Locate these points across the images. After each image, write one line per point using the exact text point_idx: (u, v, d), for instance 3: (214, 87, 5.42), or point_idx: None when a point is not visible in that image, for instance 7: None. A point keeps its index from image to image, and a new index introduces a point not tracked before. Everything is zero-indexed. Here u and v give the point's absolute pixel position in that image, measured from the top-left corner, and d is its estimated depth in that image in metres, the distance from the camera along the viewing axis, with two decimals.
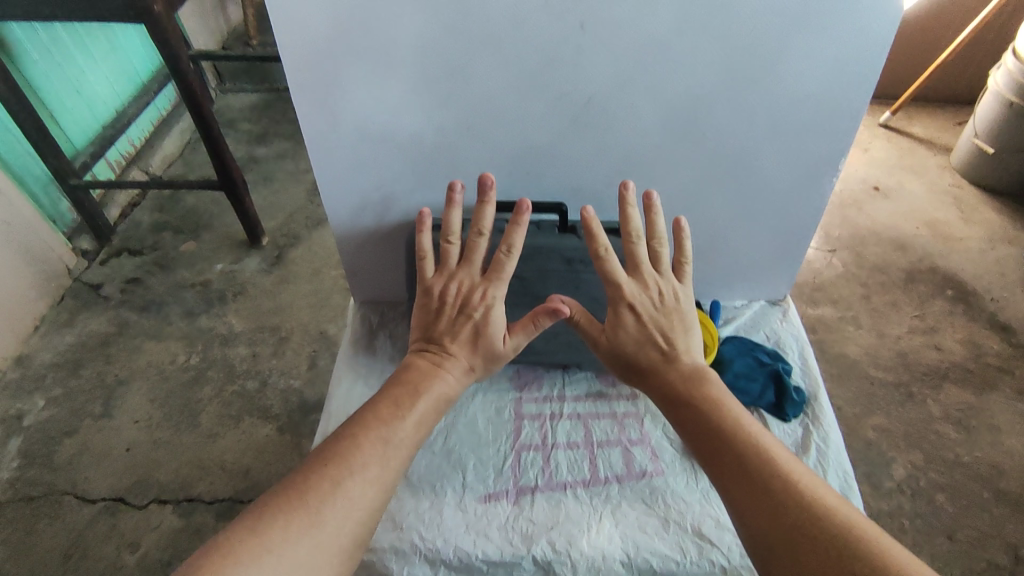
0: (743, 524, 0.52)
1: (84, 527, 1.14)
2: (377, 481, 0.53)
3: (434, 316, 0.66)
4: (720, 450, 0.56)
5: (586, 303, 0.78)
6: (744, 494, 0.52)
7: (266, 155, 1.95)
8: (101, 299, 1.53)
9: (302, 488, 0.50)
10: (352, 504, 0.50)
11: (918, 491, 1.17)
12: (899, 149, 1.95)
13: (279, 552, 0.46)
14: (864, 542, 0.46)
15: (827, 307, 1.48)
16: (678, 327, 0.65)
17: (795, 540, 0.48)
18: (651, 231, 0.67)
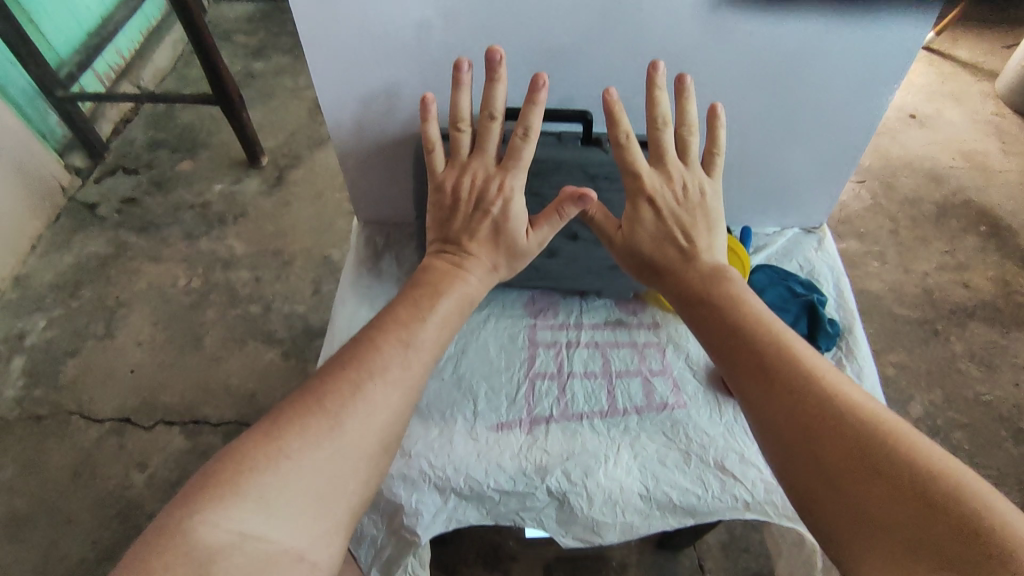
0: (757, 424, 0.46)
1: (92, 446, 1.13)
2: (402, 385, 0.48)
3: (448, 215, 0.60)
4: (737, 347, 0.50)
5: None
6: (761, 392, 0.46)
7: (264, 70, 1.83)
8: (99, 219, 1.48)
9: (320, 393, 0.45)
10: (377, 408, 0.46)
11: (935, 428, 1.15)
12: (941, 74, 1.81)
13: (299, 457, 0.42)
14: (895, 441, 0.40)
15: (852, 241, 1.41)
16: (701, 225, 0.59)
17: (813, 438, 0.42)
18: (681, 118, 0.60)
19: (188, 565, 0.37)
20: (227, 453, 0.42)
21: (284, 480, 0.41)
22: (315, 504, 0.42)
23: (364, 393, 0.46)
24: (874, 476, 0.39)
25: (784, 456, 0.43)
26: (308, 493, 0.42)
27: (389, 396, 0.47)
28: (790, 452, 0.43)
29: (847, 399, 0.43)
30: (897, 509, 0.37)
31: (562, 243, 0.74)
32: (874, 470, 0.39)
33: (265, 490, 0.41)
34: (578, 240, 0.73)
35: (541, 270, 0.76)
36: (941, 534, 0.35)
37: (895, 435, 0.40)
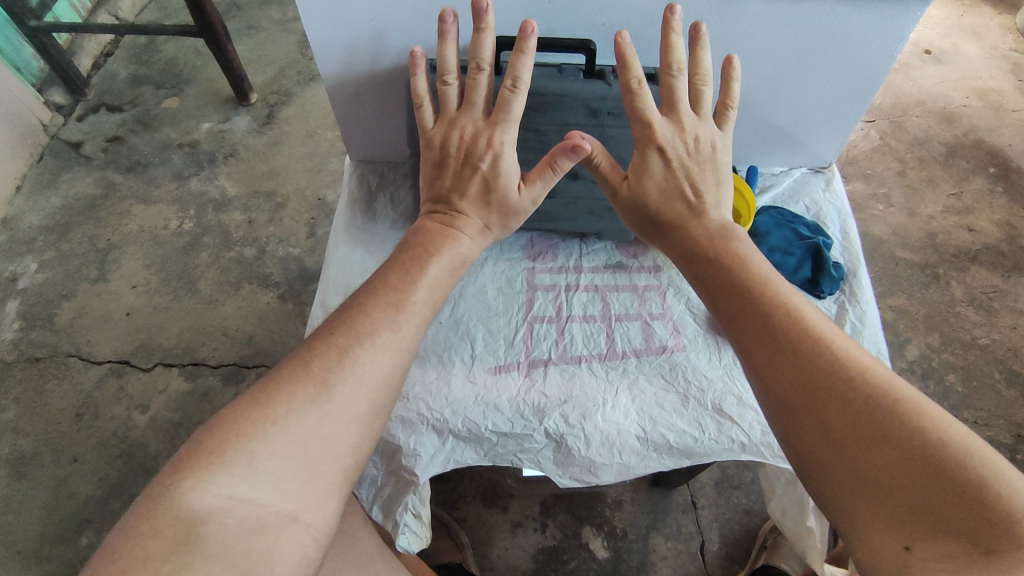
0: (761, 386, 0.46)
1: (93, 388, 1.14)
2: (392, 350, 0.48)
3: (438, 170, 0.60)
4: (743, 306, 0.49)
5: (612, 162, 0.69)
6: (768, 354, 0.46)
7: (249, 0, 1.74)
8: (84, 159, 1.43)
9: (309, 361, 0.45)
10: (366, 371, 0.46)
11: (930, 371, 1.16)
12: (960, 6, 1.73)
13: (287, 425, 0.42)
14: (905, 407, 0.40)
15: (858, 183, 1.38)
16: (709, 181, 0.59)
17: (822, 401, 0.42)
18: (694, 67, 0.58)
19: (178, 530, 0.38)
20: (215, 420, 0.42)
21: (273, 448, 0.42)
22: (305, 471, 0.42)
23: (353, 359, 0.46)
24: (883, 443, 0.39)
25: (789, 418, 0.44)
26: (298, 462, 0.42)
27: (378, 362, 0.47)
28: (796, 415, 0.43)
29: (857, 364, 0.43)
30: (900, 471, 0.38)
31: (563, 183, 0.71)
32: (882, 436, 0.39)
33: (255, 459, 0.41)
34: (579, 180, 0.71)
35: (540, 212, 0.74)
36: (943, 496, 0.37)
37: (903, 401, 0.40)
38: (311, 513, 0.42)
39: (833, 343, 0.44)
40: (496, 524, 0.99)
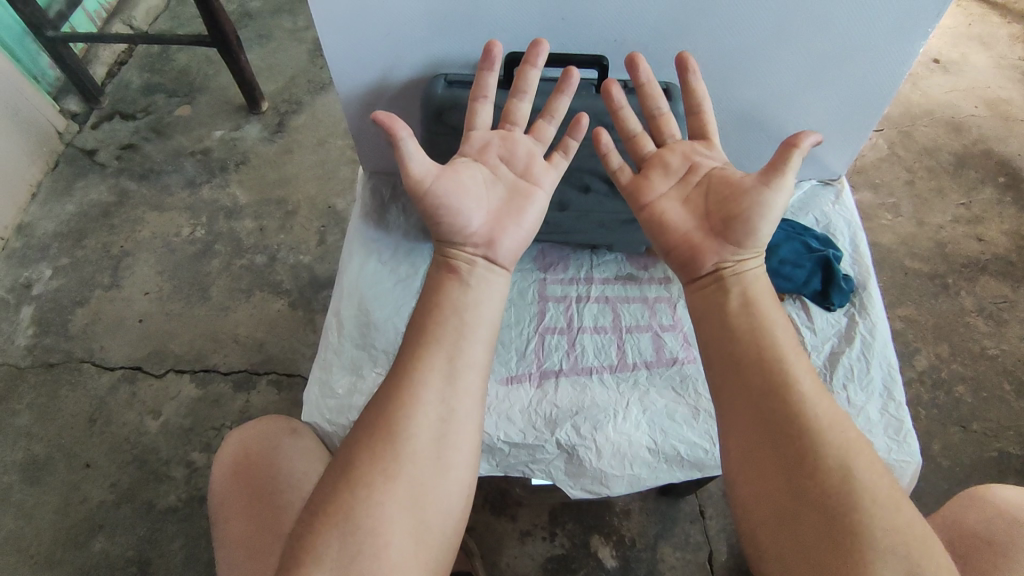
0: (732, 434, 0.49)
1: (106, 393, 1.15)
2: (438, 387, 0.50)
3: None
4: (738, 356, 0.51)
5: None
6: (750, 409, 0.48)
7: (261, 10, 1.76)
8: (98, 166, 1.45)
9: (370, 430, 0.48)
10: (426, 417, 0.48)
11: (939, 381, 1.15)
12: (969, 16, 1.73)
13: (379, 492, 0.45)
14: (859, 500, 0.43)
15: (866, 193, 1.38)
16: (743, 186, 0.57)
17: (789, 471, 0.45)
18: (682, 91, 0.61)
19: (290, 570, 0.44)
20: (308, 514, 0.46)
21: (375, 519, 0.44)
22: (414, 525, 0.45)
23: (407, 412, 0.48)
24: (828, 526, 0.43)
25: (750, 472, 0.47)
26: (407, 518, 0.45)
27: (430, 407, 0.49)
28: (758, 473, 0.47)
29: (824, 441, 0.46)
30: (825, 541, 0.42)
31: (574, 196, 0.72)
32: (832, 518, 0.43)
33: (364, 533, 0.44)
34: (591, 193, 0.71)
35: (552, 224, 0.75)
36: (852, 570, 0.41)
37: (861, 491, 0.43)
38: (430, 557, 0.46)
39: (814, 408, 0.47)
40: (504, 533, 0.99)
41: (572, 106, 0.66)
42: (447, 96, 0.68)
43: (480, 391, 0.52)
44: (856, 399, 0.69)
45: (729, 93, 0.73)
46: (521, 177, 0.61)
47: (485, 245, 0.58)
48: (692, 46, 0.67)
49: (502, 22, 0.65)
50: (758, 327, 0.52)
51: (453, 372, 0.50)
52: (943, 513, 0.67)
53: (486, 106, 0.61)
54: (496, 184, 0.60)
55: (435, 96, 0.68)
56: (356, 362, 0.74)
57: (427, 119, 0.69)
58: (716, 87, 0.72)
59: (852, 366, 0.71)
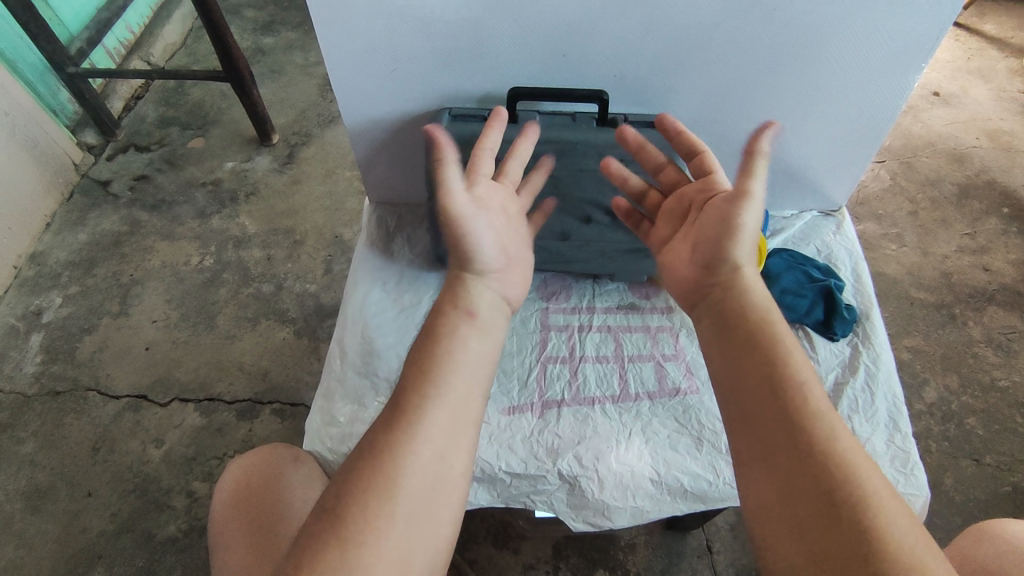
0: (751, 487, 0.46)
1: (110, 421, 1.15)
2: (433, 432, 0.47)
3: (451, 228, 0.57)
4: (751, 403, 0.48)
5: None
6: (766, 461, 0.45)
7: (274, 46, 1.81)
8: (111, 197, 1.48)
9: (360, 475, 0.45)
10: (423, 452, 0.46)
11: (949, 414, 1.14)
12: (966, 50, 1.76)
13: (370, 551, 0.42)
14: (889, 557, 0.39)
15: (870, 223, 1.39)
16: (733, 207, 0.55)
17: (812, 526, 0.42)
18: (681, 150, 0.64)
19: None
20: (296, 550, 0.43)
21: (368, 559, 0.42)
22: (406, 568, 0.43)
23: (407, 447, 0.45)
24: None
25: (772, 528, 0.43)
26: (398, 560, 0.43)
27: (432, 444, 0.46)
28: (780, 529, 0.43)
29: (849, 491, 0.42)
30: None
31: (576, 227, 0.73)
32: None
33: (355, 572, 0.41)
34: (592, 224, 0.73)
35: (554, 254, 0.76)
36: None
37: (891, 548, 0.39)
38: None
39: (835, 457, 0.44)
40: (507, 567, 0.97)
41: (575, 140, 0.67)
42: (452, 130, 0.69)
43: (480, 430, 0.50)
44: (861, 430, 0.68)
45: (728, 126, 0.74)
46: (517, 226, 0.62)
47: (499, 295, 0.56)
48: (689, 83, 0.69)
49: (503, 61, 0.67)
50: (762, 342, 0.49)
51: (456, 411, 0.48)
52: (952, 549, 0.66)
53: (489, 156, 0.61)
54: (503, 228, 0.60)
55: (441, 129, 0.69)
56: (359, 391, 0.74)
57: (432, 152, 0.70)
58: (714, 120, 0.73)
59: (857, 397, 0.70)
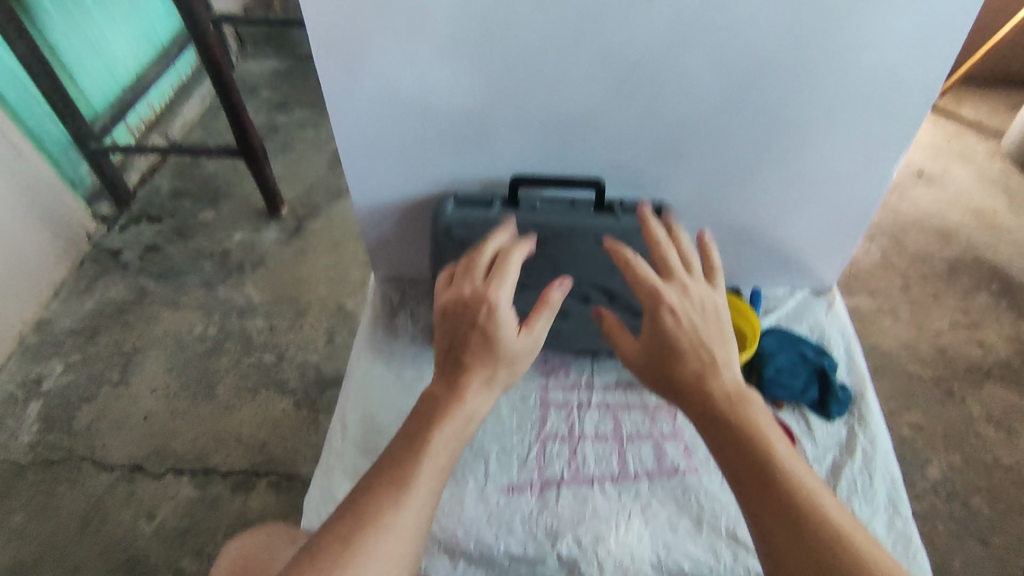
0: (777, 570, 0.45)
1: (102, 493, 1.13)
2: (417, 513, 0.49)
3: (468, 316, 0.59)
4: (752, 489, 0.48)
5: (621, 287, 0.74)
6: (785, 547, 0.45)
7: (287, 124, 1.91)
8: (121, 266, 1.52)
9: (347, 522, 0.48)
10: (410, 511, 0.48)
11: (953, 493, 1.12)
12: (946, 133, 1.85)
13: None
14: None
15: (863, 297, 1.42)
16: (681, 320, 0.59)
17: None
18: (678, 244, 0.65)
19: None
20: None
21: None
22: None
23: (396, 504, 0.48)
24: None
25: None
26: None
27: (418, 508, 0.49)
28: None
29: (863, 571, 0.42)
30: None
31: (575, 305, 0.76)
32: None
33: None
34: (590, 303, 0.76)
35: (554, 331, 0.78)
36: None
37: None
38: None
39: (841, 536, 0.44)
40: None
41: (574, 225, 0.70)
42: (457, 215, 0.73)
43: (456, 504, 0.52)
44: (860, 513, 0.68)
45: (719, 211, 0.78)
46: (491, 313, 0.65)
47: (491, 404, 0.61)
48: (682, 170, 0.73)
49: (507, 149, 0.72)
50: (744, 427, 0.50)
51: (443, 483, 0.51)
52: None
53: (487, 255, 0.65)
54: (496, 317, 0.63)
55: (446, 215, 0.73)
56: (359, 468, 0.74)
57: (437, 236, 0.73)
58: (707, 205, 0.77)
59: (855, 479, 0.70)
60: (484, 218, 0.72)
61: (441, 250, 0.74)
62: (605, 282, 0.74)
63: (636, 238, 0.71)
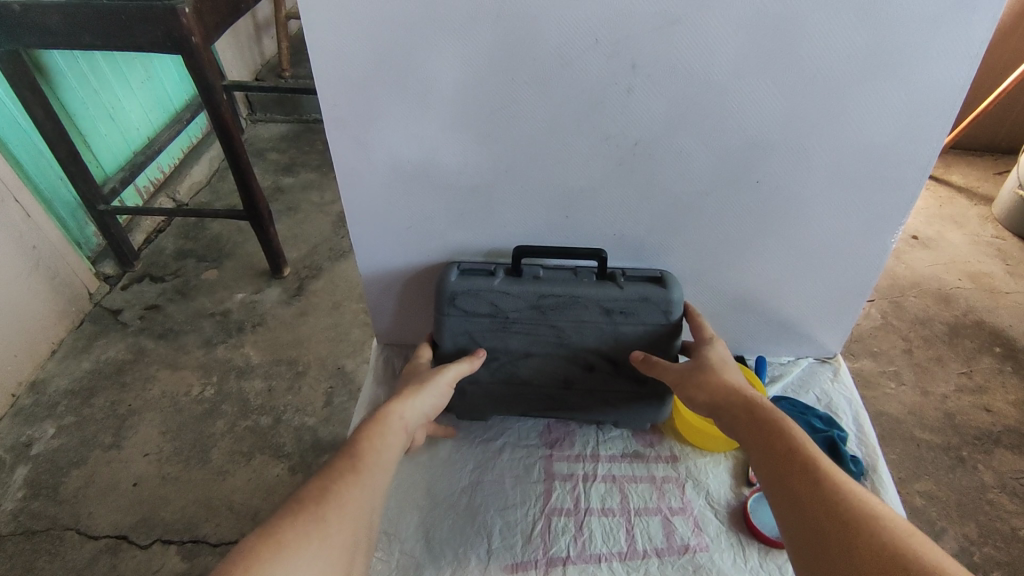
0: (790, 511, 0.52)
1: (84, 566, 1.08)
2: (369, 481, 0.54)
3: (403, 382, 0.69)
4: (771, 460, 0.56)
5: (624, 355, 0.73)
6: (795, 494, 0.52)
7: (293, 186, 1.95)
8: (120, 325, 1.51)
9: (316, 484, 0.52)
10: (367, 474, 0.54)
11: (973, 567, 1.07)
12: (937, 198, 1.89)
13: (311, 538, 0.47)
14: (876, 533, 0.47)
15: (866, 360, 1.41)
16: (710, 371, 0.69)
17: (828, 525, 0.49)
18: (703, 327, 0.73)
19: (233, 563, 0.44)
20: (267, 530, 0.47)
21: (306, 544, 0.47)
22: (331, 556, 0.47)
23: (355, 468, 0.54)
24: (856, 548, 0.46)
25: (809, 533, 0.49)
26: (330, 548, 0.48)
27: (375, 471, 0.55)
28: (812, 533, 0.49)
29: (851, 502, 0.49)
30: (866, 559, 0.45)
31: (579, 373, 0.76)
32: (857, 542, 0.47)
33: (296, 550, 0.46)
34: (594, 371, 0.75)
35: (558, 400, 0.78)
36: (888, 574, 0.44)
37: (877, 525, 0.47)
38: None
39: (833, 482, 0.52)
40: None
41: (577, 294, 0.70)
42: (461, 284, 0.72)
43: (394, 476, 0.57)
44: None
45: (722, 281, 0.79)
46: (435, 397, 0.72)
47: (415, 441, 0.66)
48: (683, 242, 0.74)
49: (511, 220, 0.73)
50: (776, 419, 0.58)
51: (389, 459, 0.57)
52: None
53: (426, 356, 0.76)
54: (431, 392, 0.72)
55: (451, 283, 0.71)
56: None
57: (442, 303, 0.72)
58: (709, 275, 0.78)
59: None
60: (488, 287, 0.71)
61: (445, 319, 0.73)
62: (609, 353, 0.73)
63: (638, 306, 0.70)
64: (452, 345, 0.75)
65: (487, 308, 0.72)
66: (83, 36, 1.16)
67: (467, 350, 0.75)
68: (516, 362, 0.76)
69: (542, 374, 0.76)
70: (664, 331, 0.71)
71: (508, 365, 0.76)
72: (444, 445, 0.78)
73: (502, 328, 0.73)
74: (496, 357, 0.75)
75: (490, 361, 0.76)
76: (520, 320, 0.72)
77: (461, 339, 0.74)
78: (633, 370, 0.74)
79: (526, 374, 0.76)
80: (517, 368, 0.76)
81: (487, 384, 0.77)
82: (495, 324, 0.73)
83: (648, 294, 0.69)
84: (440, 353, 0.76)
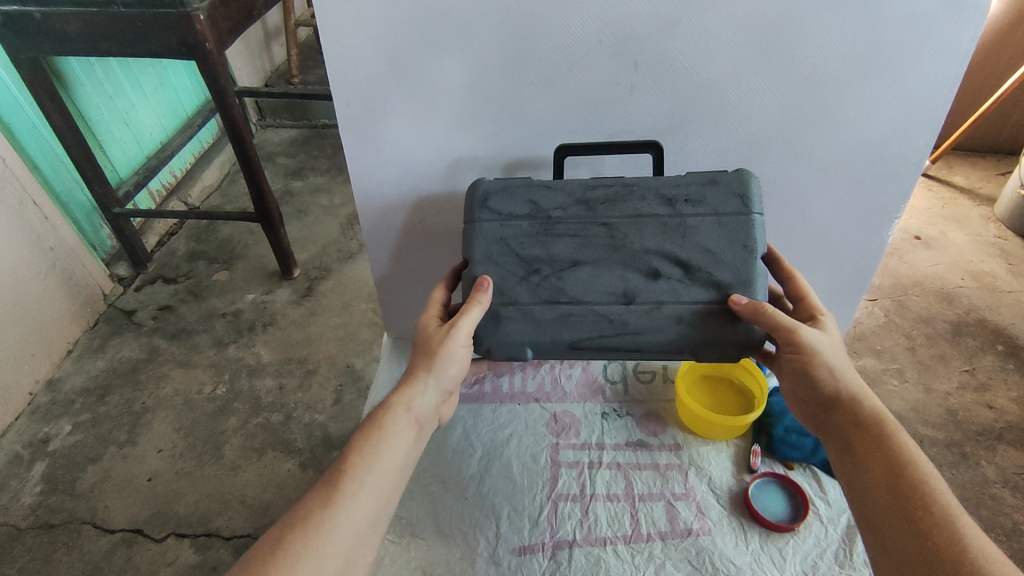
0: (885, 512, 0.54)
1: (101, 558, 1.11)
2: (351, 513, 0.54)
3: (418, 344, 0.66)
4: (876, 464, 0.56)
5: (696, 256, 0.66)
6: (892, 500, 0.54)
7: (302, 189, 1.98)
8: (135, 326, 1.54)
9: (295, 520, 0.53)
10: (350, 504, 0.54)
11: None
12: (941, 199, 1.90)
13: None
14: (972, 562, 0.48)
15: (869, 358, 1.42)
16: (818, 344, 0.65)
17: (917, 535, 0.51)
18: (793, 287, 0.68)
19: None
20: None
21: None
22: None
23: (336, 500, 0.54)
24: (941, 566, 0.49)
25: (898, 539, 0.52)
26: None
27: (356, 502, 0.55)
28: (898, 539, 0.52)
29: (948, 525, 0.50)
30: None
31: (640, 285, 0.67)
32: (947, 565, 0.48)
33: None
34: (660, 279, 0.67)
35: (614, 320, 0.67)
36: None
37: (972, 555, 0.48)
38: None
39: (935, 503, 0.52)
40: None
41: (623, 180, 0.68)
42: (495, 185, 0.69)
43: (385, 498, 0.57)
44: None
45: None
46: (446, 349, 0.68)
47: (436, 415, 0.66)
48: None
49: None
50: (887, 431, 0.58)
51: (377, 481, 0.57)
52: None
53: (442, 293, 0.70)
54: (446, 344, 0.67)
55: (484, 184, 0.69)
56: None
57: (473, 209, 0.68)
58: None
59: None
60: (525, 184, 0.68)
61: (478, 225, 0.68)
62: (676, 252, 0.66)
63: (707, 192, 0.66)
64: (485, 257, 0.68)
65: (526, 207, 0.68)
66: (100, 43, 1.19)
67: (503, 263, 0.68)
68: (563, 275, 0.68)
69: (597, 289, 0.67)
70: (739, 221, 0.65)
71: (555, 279, 0.68)
72: (455, 433, 0.80)
73: (545, 232, 0.68)
74: (539, 270, 0.68)
75: (533, 275, 0.68)
76: (565, 219, 0.68)
77: (494, 250, 0.68)
78: (708, 275, 0.66)
79: (575, 291, 0.67)
80: (565, 283, 0.67)
81: (528, 307, 0.68)
82: (537, 227, 0.68)
83: (716, 177, 0.66)
84: (470, 269, 0.69)
